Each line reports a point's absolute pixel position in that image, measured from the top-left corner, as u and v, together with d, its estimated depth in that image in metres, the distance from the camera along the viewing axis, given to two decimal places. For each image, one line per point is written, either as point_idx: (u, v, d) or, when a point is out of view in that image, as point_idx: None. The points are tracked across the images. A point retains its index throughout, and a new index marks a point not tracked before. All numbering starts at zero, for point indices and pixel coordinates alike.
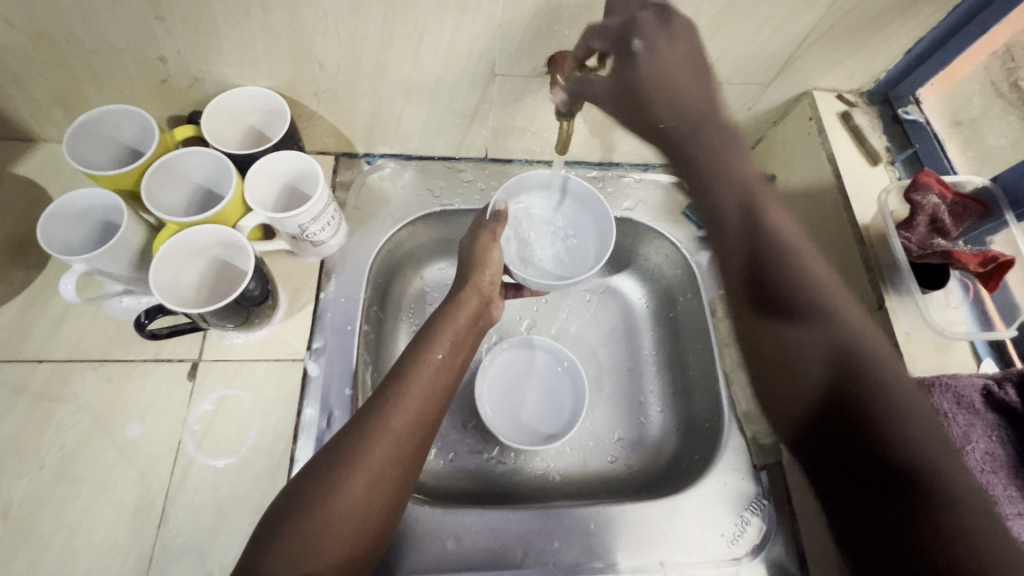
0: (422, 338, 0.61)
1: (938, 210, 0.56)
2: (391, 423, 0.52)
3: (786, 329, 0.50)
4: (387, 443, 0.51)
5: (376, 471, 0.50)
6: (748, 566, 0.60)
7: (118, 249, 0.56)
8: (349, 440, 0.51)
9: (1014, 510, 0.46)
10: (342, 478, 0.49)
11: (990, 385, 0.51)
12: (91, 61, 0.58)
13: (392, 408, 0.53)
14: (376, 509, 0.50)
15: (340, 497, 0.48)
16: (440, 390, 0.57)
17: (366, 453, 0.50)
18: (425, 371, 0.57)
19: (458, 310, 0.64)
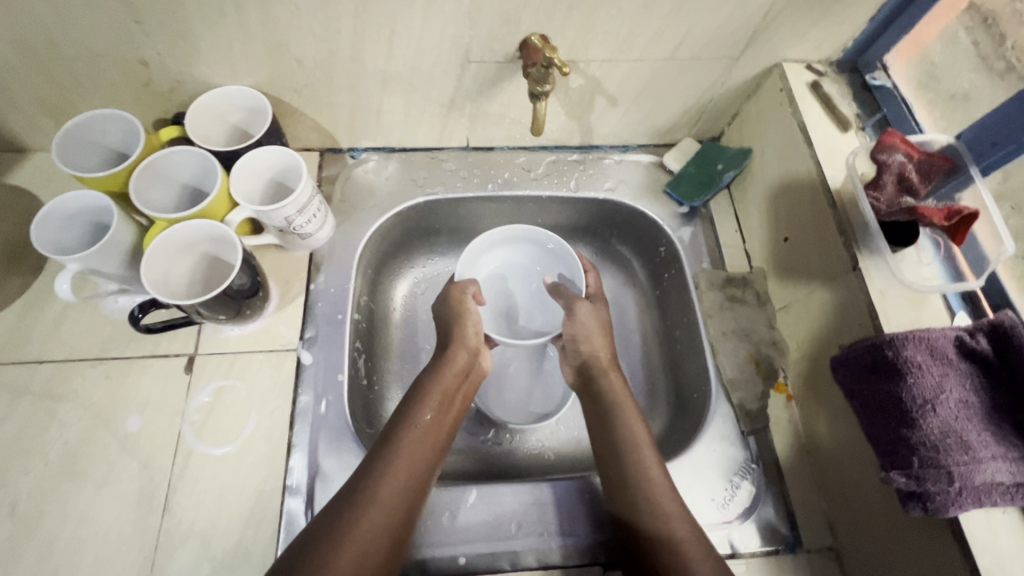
0: (411, 400, 0.64)
1: (904, 168, 0.57)
2: (379, 489, 0.55)
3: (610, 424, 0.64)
4: (376, 508, 0.54)
5: (372, 535, 0.53)
6: (739, 528, 0.62)
7: (109, 248, 0.57)
8: (347, 506, 0.54)
9: (987, 453, 0.47)
10: (334, 542, 0.51)
11: (962, 335, 0.52)
12: (75, 68, 0.60)
13: (380, 478, 0.56)
14: (378, 552, 0.53)
15: (332, 565, 0.50)
16: (430, 448, 0.60)
17: (359, 525, 0.53)
18: (405, 451, 0.59)
19: (444, 371, 0.66)
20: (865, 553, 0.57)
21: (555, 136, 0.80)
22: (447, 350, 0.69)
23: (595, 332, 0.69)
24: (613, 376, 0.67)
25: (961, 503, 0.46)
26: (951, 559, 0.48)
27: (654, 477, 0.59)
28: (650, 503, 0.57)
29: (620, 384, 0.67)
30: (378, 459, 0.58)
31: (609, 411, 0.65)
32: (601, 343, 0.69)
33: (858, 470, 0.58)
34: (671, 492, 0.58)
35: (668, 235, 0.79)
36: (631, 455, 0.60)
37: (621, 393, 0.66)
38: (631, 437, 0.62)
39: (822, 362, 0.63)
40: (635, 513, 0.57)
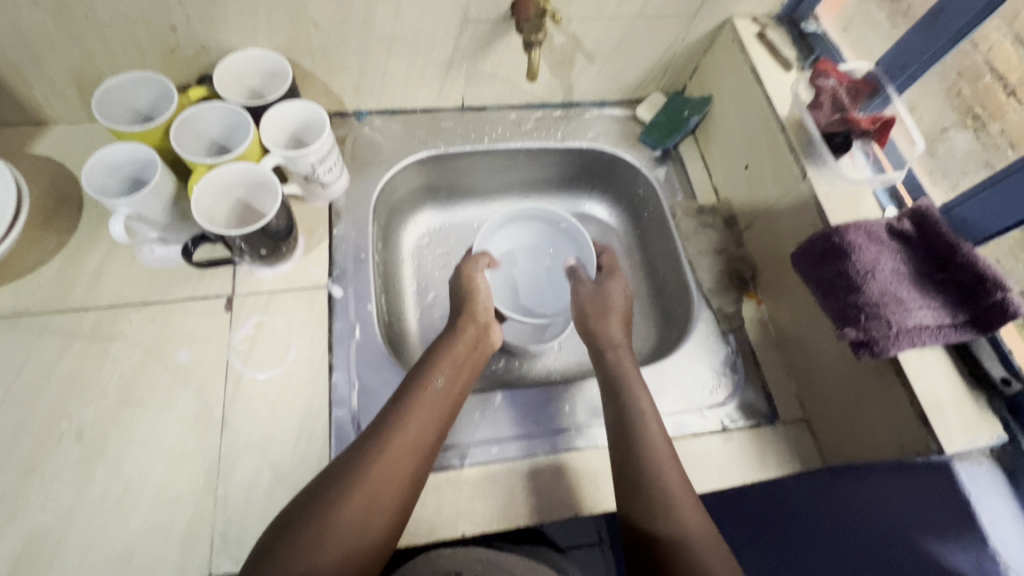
0: (424, 366, 0.67)
1: (837, 91, 0.70)
2: (390, 442, 0.58)
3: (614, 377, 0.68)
4: (388, 458, 0.57)
5: (381, 487, 0.55)
6: (727, 408, 0.72)
7: (156, 193, 0.63)
8: (362, 452, 0.57)
9: (916, 304, 0.59)
10: (348, 487, 0.54)
11: (890, 222, 0.64)
12: (108, 34, 0.65)
13: (390, 432, 0.58)
14: (386, 504, 0.55)
15: (341, 510, 0.53)
16: (441, 411, 0.63)
17: (367, 475, 0.55)
18: (418, 411, 0.61)
19: (456, 343, 0.70)
20: (829, 411, 0.69)
21: (541, 94, 0.89)
22: (458, 325, 0.73)
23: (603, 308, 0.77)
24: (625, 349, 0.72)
25: (899, 344, 0.58)
26: (895, 390, 0.59)
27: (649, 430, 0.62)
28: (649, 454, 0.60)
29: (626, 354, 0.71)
30: (393, 417, 0.60)
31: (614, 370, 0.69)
32: (616, 324, 0.75)
33: (818, 344, 0.69)
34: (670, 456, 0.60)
35: (645, 176, 0.89)
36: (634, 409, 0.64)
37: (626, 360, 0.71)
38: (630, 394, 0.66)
39: (783, 264, 0.74)
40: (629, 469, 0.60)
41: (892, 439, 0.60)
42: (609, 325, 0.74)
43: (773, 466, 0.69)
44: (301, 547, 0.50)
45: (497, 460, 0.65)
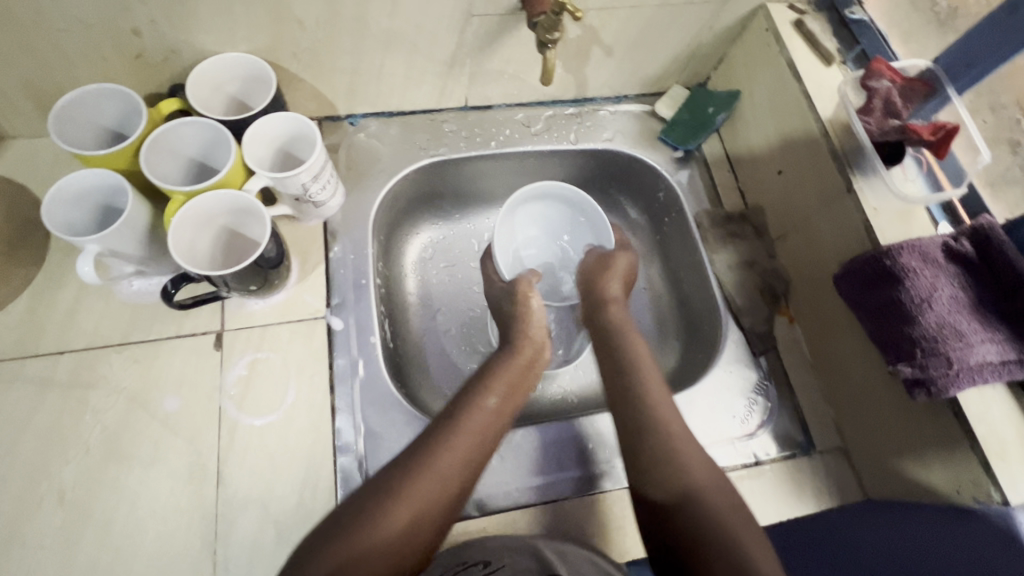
0: (476, 383, 0.60)
1: (891, 93, 0.63)
2: (438, 466, 0.51)
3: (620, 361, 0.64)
4: (433, 478, 0.51)
5: (429, 505, 0.50)
6: (760, 438, 0.68)
7: (129, 227, 0.56)
8: (412, 466, 0.51)
9: (978, 337, 0.53)
10: (396, 502, 0.48)
11: (948, 241, 0.58)
12: (61, 42, 0.57)
13: (436, 452, 0.52)
14: (427, 530, 0.49)
15: (382, 527, 0.47)
16: (492, 435, 0.57)
17: (413, 487, 0.50)
18: (471, 429, 0.55)
19: (513, 359, 0.64)
20: (870, 443, 0.64)
21: (552, 90, 0.81)
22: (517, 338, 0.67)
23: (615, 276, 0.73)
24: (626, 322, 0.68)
25: (960, 384, 0.53)
26: (952, 432, 0.55)
27: (676, 439, 0.55)
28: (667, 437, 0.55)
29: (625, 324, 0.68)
30: (441, 434, 0.54)
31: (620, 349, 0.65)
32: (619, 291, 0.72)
33: (860, 371, 0.64)
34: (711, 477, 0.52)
35: (667, 179, 0.82)
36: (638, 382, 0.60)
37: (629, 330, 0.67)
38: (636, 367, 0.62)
39: (822, 283, 0.69)
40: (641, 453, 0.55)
41: (946, 484, 0.56)
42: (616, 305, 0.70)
43: (811, 500, 0.65)
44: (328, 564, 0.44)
45: (519, 506, 0.61)
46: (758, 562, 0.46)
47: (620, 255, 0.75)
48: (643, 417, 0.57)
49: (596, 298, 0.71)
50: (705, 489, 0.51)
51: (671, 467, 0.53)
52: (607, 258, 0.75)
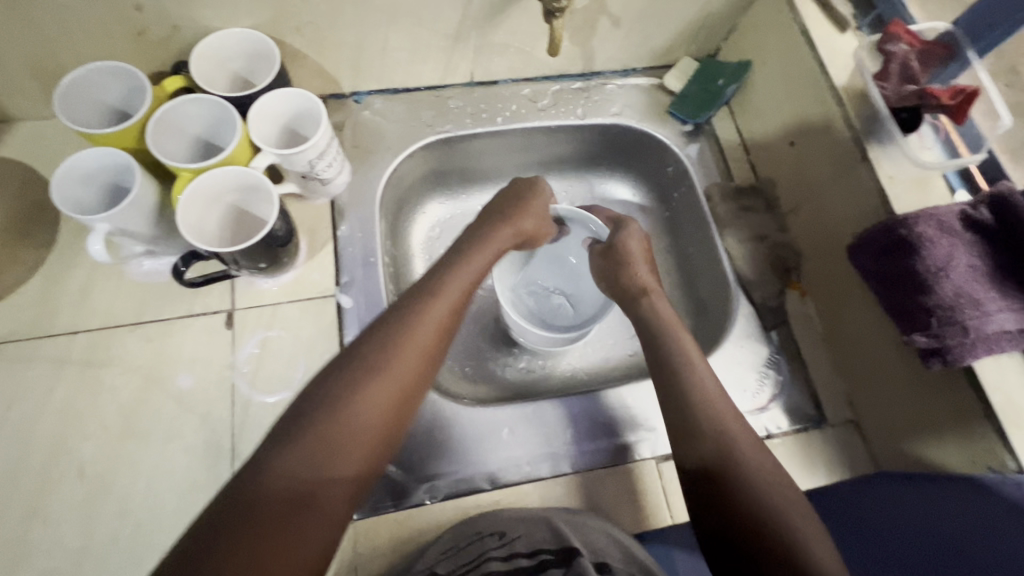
0: (442, 267, 0.58)
1: (907, 57, 0.62)
2: (403, 345, 0.49)
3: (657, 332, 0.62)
4: (402, 360, 0.49)
5: (395, 390, 0.48)
6: (771, 411, 0.67)
7: (138, 206, 0.56)
8: (377, 345, 0.49)
9: (995, 306, 0.52)
10: (365, 385, 0.46)
11: (966, 209, 0.56)
12: (63, 19, 0.56)
13: (401, 332, 0.50)
14: (398, 413, 0.48)
15: (351, 412, 0.45)
16: (457, 313, 0.55)
17: (382, 368, 0.48)
18: (438, 308, 0.53)
19: (484, 244, 0.62)
20: (883, 415, 0.64)
21: (559, 64, 0.79)
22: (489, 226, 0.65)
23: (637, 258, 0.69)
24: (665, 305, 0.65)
25: (976, 352, 0.52)
26: (966, 402, 0.54)
27: (719, 410, 0.53)
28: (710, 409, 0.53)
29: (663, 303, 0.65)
30: (407, 311, 0.52)
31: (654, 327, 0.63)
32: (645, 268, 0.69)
33: (874, 342, 0.64)
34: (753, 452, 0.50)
35: (676, 153, 0.81)
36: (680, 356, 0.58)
37: (672, 317, 0.64)
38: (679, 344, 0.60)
39: (835, 255, 0.68)
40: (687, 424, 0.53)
41: (963, 453, 0.56)
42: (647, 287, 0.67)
43: (822, 473, 0.65)
44: (303, 454, 0.43)
45: (531, 479, 0.61)
46: (811, 542, 0.44)
47: (629, 238, 0.70)
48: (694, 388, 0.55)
49: (622, 290, 0.68)
50: (747, 460, 0.50)
51: (717, 437, 0.51)
52: (619, 249, 0.70)
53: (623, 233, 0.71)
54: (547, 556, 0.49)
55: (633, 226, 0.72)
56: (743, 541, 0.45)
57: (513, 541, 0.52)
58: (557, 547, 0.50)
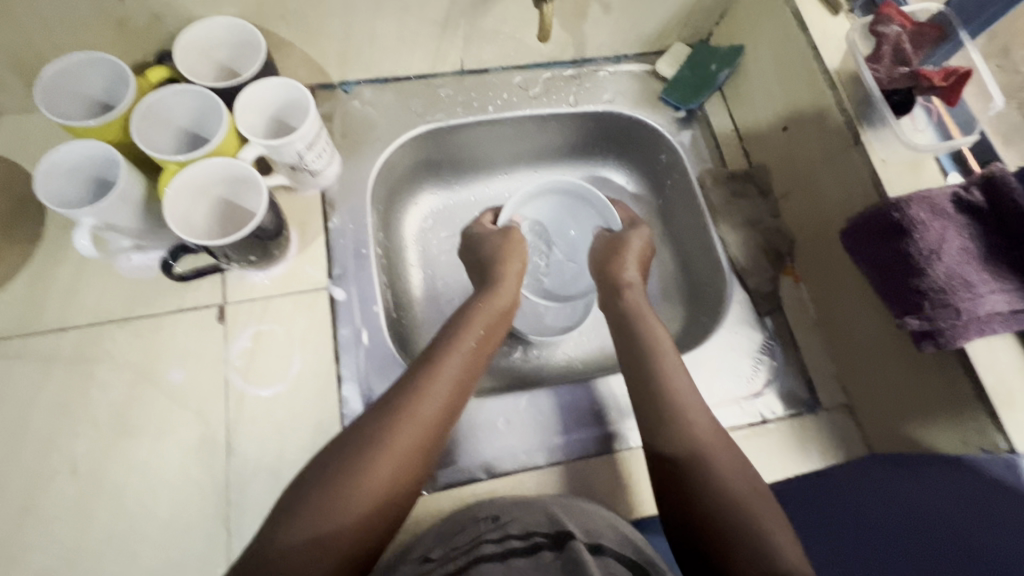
0: (448, 332, 0.60)
1: (900, 39, 0.61)
2: (414, 414, 0.51)
3: (631, 329, 0.64)
4: (411, 428, 0.51)
5: (401, 457, 0.49)
6: (765, 397, 0.68)
7: (123, 200, 0.55)
8: (382, 415, 0.51)
9: (987, 288, 0.52)
10: (370, 456, 0.48)
11: (958, 191, 0.56)
12: (42, 9, 0.55)
13: (409, 399, 0.52)
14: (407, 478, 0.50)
15: (360, 483, 0.47)
16: (465, 382, 0.56)
17: (393, 437, 0.49)
18: (445, 376, 0.55)
19: (485, 309, 0.64)
20: (877, 398, 0.64)
21: (550, 51, 0.78)
22: (491, 287, 0.67)
23: (629, 253, 0.72)
24: (637, 296, 0.68)
25: (966, 333, 0.52)
26: (960, 382, 0.55)
27: (686, 406, 0.56)
28: (681, 411, 0.55)
29: (640, 299, 0.67)
30: (413, 378, 0.54)
31: (630, 321, 0.65)
32: (635, 268, 0.71)
33: (866, 325, 0.64)
34: (730, 457, 0.52)
35: (669, 140, 0.81)
36: (653, 352, 0.60)
37: (643, 306, 0.67)
38: (650, 338, 0.62)
39: (828, 240, 0.68)
40: (655, 421, 0.55)
41: (955, 435, 0.56)
42: (624, 282, 0.69)
43: (816, 457, 0.65)
44: (309, 519, 0.45)
45: (527, 469, 0.62)
46: (774, 533, 0.46)
47: (632, 236, 0.73)
48: (660, 385, 0.57)
49: (611, 282, 0.70)
50: (714, 458, 0.52)
51: (686, 437, 0.53)
52: (620, 240, 0.73)
53: (630, 232, 0.74)
54: (540, 539, 0.49)
55: (642, 228, 0.75)
56: (706, 541, 0.48)
57: (506, 524, 0.52)
58: (551, 530, 0.50)
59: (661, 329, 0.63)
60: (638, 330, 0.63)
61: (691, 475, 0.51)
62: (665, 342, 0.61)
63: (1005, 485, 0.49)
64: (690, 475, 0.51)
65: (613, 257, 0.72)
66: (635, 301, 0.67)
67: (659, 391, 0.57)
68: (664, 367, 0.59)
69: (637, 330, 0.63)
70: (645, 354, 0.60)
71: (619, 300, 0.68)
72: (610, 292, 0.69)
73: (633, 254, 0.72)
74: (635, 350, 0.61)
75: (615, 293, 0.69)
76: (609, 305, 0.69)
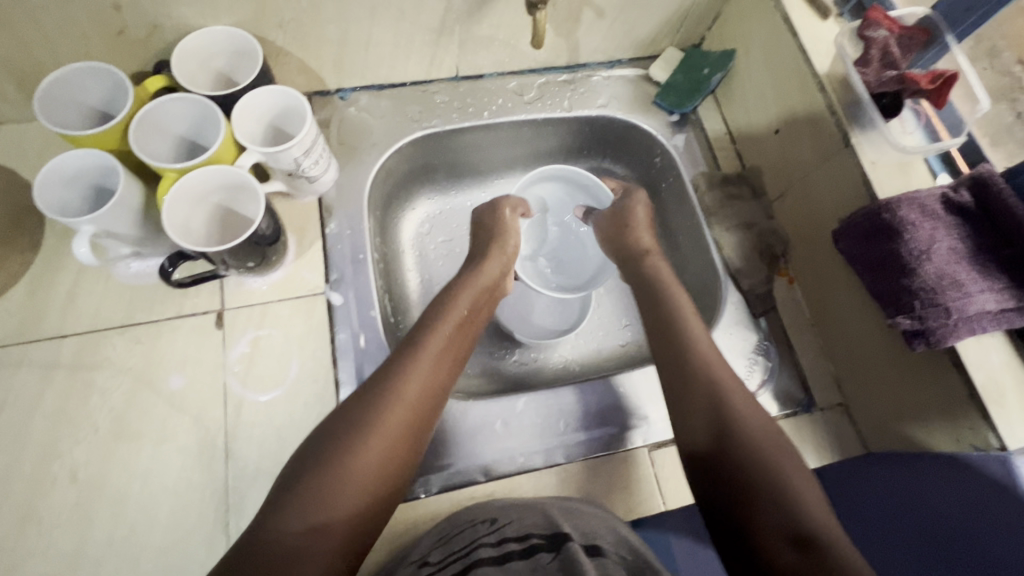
0: (430, 312, 0.61)
1: (888, 43, 0.62)
2: (400, 394, 0.51)
3: (658, 303, 0.64)
4: (399, 408, 0.50)
5: (391, 442, 0.49)
6: (760, 397, 0.68)
7: (122, 208, 0.55)
8: (368, 399, 0.50)
9: (976, 287, 0.53)
10: (359, 438, 0.48)
11: (947, 192, 0.57)
12: (40, 21, 0.55)
13: (395, 381, 0.52)
14: (398, 463, 0.49)
15: (352, 466, 0.46)
16: (449, 362, 0.57)
17: (381, 421, 0.49)
18: (429, 356, 0.55)
19: (466, 289, 0.64)
20: (871, 398, 0.65)
21: (544, 57, 0.79)
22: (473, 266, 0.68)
23: (632, 220, 0.73)
24: (659, 262, 0.69)
25: (958, 333, 0.53)
26: (951, 381, 0.55)
27: (720, 377, 0.55)
28: (715, 380, 0.55)
29: (663, 266, 0.69)
30: (397, 361, 0.54)
31: (659, 295, 0.65)
32: (645, 231, 0.72)
33: (858, 324, 0.65)
34: (763, 428, 0.50)
35: (663, 143, 0.82)
36: (681, 326, 0.60)
37: (668, 278, 0.67)
38: (677, 310, 0.62)
39: (821, 241, 0.68)
40: (687, 390, 0.55)
41: (947, 434, 0.57)
42: (644, 255, 0.70)
43: (811, 456, 0.66)
44: (305, 507, 0.44)
45: (524, 471, 0.62)
46: (808, 498, 0.45)
47: (636, 204, 0.74)
48: (692, 358, 0.57)
49: (631, 253, 0.70)
50: (747, 425, 0.50)
51: (721, 406, 0.52)
52: (625, 213, 0.73)
53: (629, 201, 0.74)
54: (536, 540, 0.49)
55: (638, 195, 0.75)
56: (738, 506, 0.46)
57: (503, 527, 0.52)
58: (547, 532, 0.50)
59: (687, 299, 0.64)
60: (663, 303, 0.64)
61: (722, 444, 0.50)
62: (689, 316, 0.62)
63: (999, 483, 0.49)
64: (721, 444, 0.50)
65: (623, 226, 0.73)
66: (653, 278, 0.67)
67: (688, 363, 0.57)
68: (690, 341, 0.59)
69: (662, 305, 0.63)
70: (673, 326, 0.60)
71: (643, 268, 0.69)
72: (636, 266, 0.70)
73: (641, 223, 0.73)
74: (659, 328, 0.62)
75: (640, 268, 0.69)
76: (636, 279, 0.69)
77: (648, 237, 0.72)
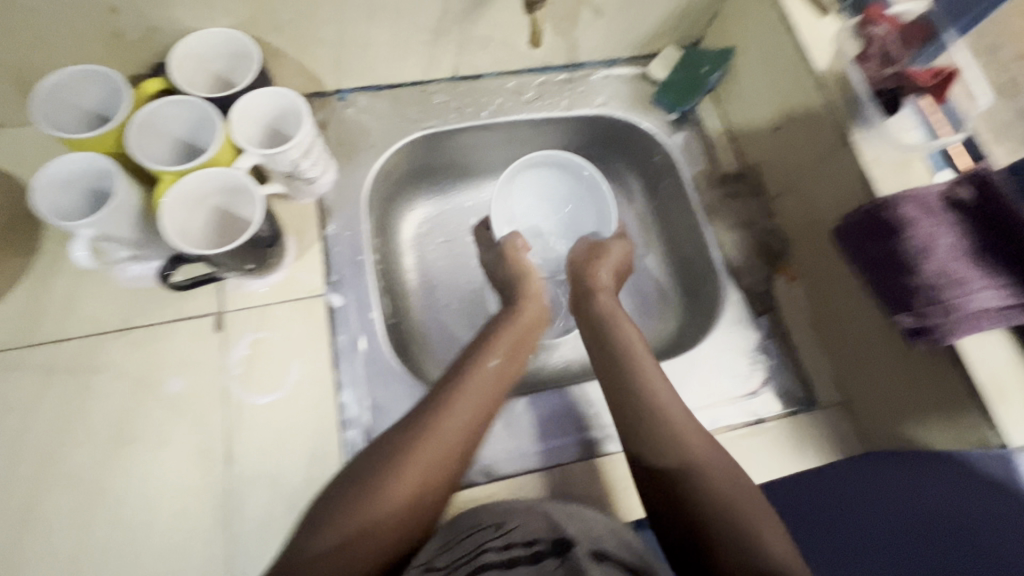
0: (479, 346, 0.62)
1: (888, 40, 0.62)
2: (442, 428, 0.53)
3: (603, 338, 0.64)
4: (440, 442, 0.52)
5: (428, 472, 0.51)
6: (762, 396, 0.68)
7: (119, 211, 0.55)
8: (409, 429, 0.53)
9: (978, 285, 0.53)
10: (393, 468, 0.50)
11: (947, 189, 0.57)
12: (36, 23, 0.55)
13: (438, 413, 0.54)
14: (434, 492, 0.52)
15: (389, 489, 0.49)
16: (494, 395, 0.58)
17: (419, 449, 0.51)
18: (474, 389, 0.56)
19: (512, 324, 0.65)
20: (871, 396, 0.64)
21: (543, 56, 0.79)
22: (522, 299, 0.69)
23: (604, 256, 0.73)
24: (605, 301, 0.69)
25: (959, 330, 0.53)
26: (951, 378, 0.55)
27: (670, 410, 0.56)
28: (665, 416, 0.55)
29: (612, 306, 0.68)
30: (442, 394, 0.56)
31: (604, 327, 0.65)
32: (608, 279, 0.71)
33: (858, 321, 0.65)
34: (720, 461, 0.52)
35: (662, 142, 0.82)
36: (629, 359, 0.60)
37: (615, 312, 0.67)
38: (625, 348, 0.62)
39: (821, 240, 0.68)
40: (636, 428, 0.55)
41: (948, 432, 0.57)
42: (603, 288, 0.70)
43: (813, 454, 0.66)
44: (339, 520, 0.47)
45: (524, 472, 0.62)
46: (763, 532, 0.47)
47: (614, 244, 0.74)
48: (643, 394, 0.57)
49: (585, 289, 0.70)
50: (700, 463, 0.52)
51: (675, 444, 0.53)
52: (601, 248, 0.74)
53: (612, 239, 0.75)
54: (542, 547, 0.50)
55: (623, 241, 0.75)
56: (697, 545, 0.48)
57: (511, 531, 0.52)
58: (552, 536, 0.51)
59: (638, 333, 0.64)
60: (619, 337, 0.63)
61: (679, 484, 0.51)
62: (641, 349, 0.61)
63: (994, 484, 0.51)
64: (678, 483, 0.51)
65: (586, 263, 0.73)
66: (610, 311, 0.67)
67: (642, 398, 0.57)
68: (643, 375, 0.58)
69: (612, 339, 0.63)
70: (624, 362, 0.60)
71: (592, 306, 0.68)
72: (585, 299, 0.70)
73: (608, 261, 0.73)
74: (612, 360, 0.61)
75: (590, 301, 0.69)
76: (586, 311, 0.69)
77: (608, 275, 0.72)
